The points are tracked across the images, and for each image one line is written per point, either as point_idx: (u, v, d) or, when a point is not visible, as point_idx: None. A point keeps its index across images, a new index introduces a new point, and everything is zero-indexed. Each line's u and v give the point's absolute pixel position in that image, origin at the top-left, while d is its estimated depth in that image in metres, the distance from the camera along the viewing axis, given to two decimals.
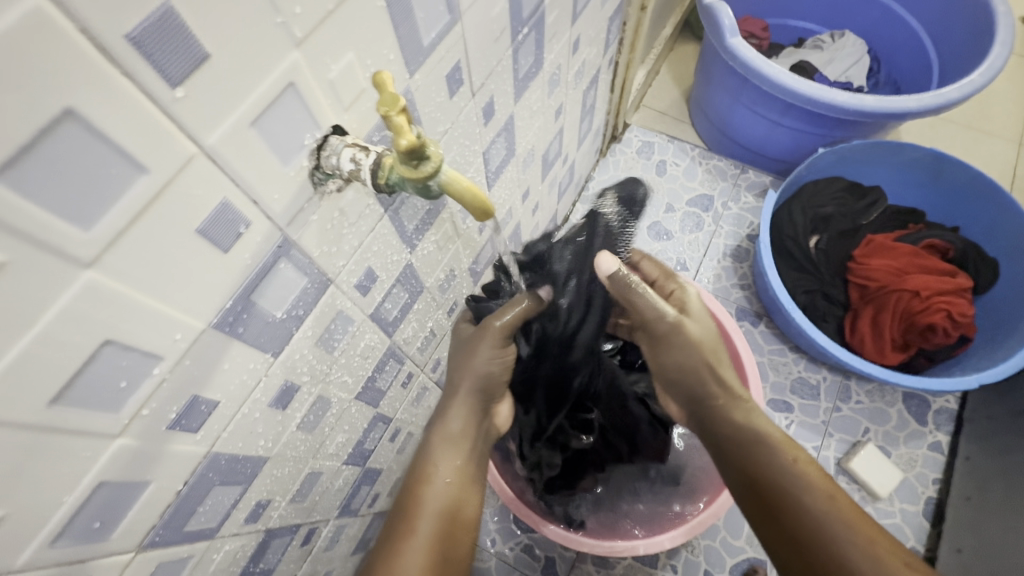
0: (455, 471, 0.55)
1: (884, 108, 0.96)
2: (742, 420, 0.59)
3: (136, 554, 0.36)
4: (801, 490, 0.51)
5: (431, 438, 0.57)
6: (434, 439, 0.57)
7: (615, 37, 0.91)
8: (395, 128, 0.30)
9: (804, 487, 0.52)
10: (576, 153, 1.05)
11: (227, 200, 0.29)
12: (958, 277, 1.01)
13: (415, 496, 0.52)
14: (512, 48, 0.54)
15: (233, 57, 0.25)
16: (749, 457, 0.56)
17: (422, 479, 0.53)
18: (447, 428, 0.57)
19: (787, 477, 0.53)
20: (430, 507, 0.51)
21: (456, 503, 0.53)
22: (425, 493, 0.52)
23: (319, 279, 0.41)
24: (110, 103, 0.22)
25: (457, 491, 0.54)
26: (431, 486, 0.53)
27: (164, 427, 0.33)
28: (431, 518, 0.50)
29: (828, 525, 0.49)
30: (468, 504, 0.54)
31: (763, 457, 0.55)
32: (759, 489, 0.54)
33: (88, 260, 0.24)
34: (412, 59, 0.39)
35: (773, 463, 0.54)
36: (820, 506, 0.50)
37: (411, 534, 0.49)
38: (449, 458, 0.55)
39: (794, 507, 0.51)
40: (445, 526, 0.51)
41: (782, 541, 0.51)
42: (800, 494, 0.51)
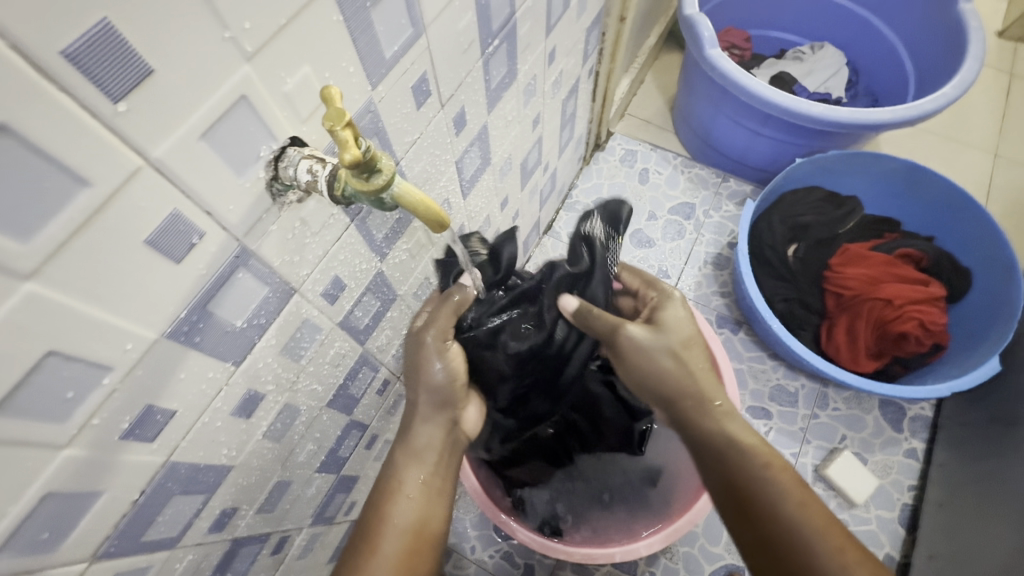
0: (423, 484, 0.56)
1: (859, 119, 0.98)
2: (714, 426, 0.58)
3: (90, 564, 0.36)
4: (770, 493, 0.51)
5: (399, 448, 0.58)
6: (400, 451, 0.57)
7: (594, 48, 0.93)
8: (340, 142, 0.30)
9: (774, 490, 0.51)
10: (558, 161, 1.06)
11: (178, 211, 0.29)
12: (931, 286, 1.02)
13: (380, 514, 0.53)
14: (482, 59, 0.55)
15: (179, 71, 0.26)
16: (723, 463, 0.56)
17: (389, 494, 0.55)
18: (415, 438, 0.58)
19: (758, 481, 0.52)
20: (396, 524, 0.52)
21: (425, 514, 0.54)
22: (392, 509, 0.53)
23: (282, 288, 0.41)
24: (46, 117, 0.22)
25: (425, 504, 0.55)
26: (396, 502, 0.54)
27: (116, 437, 0.33)
28: (396, 535, 0.52)
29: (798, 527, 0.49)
30: (437, 510, 0.55)
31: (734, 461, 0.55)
32: (736, 494, 0.53)
33: (28, 272, 0.24)
34: (374, 71, 0.39)
35: (743, 467, 0.54)
36: (789, 510, 0.50)
37: (376, 550, 0.50)
38: (416, 470, 0.56)
39: (764, 510, 0.51)
40: (416, 540, 0.52)
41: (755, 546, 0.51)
42: (770, 497, 0.51)
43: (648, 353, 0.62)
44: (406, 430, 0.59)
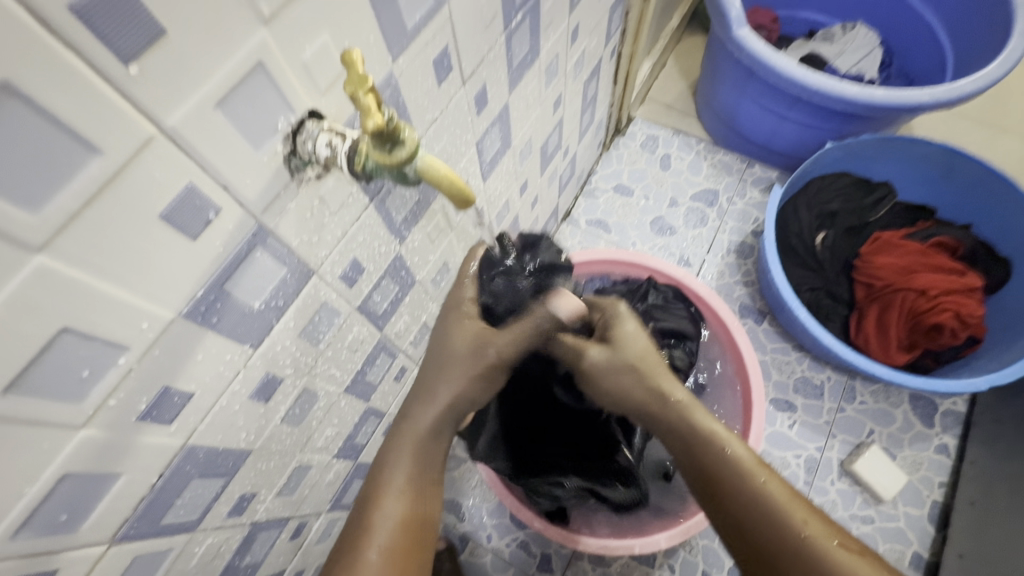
0: (416, 474, 0.50)
1: (894, 101, 0.93)
2: (676, 418, 0.55)
3: (109, 547, 0.36)
4: (741, 479, 0.50)
5: (394, 436, 0.52)
6: (397, 438, 0.51)
7: (617, 27, 0.89)
8: (363, 108, 0.29)
9: (746, 475, 0.50)
10: (578, 146, 1.03)
11: (193, 185, 0.28)
12: (967, 275, 0.98)
13: (367, 511, 0.47)
14: (505, 34, 0.52)
15: (190, 33, 0.24)
16: (691, 455, 0.53)
17: (379, 488, 0.48)
18: (416, 423, 0.52)
19: (724, 469, 0.51)
20: (388, 514, 0.47)
21: (420, 509, 0.48)
22: (384, 502, 0.47)
23: (300, 269, 0.39)
24: (53, 77, 0.20)
25: (420, 499, 0.49)
26: (386, 500, 0.48)
27: (134, 419, 0.32)
28: (390, 529, 0.46)
29: (773, 509, 0.48)
30: (432, 506, 0.50)
31: (705, 451, 0.52)
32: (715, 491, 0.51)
33: (39, 244, 0.23)
34: (394, 42, 0.37)
35: (709, 456, 0.52)
36: (764, 492, 0.49)
37: (368, 543, 0.45)
38: (410, 461, 0.50)
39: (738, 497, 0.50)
40: (406, 535, 0.46)
41: (733, 536, 0.50)
42: (742, 482, 0.50)
43: (614, 371, 0.57)
44: (406, 414, 0.53)
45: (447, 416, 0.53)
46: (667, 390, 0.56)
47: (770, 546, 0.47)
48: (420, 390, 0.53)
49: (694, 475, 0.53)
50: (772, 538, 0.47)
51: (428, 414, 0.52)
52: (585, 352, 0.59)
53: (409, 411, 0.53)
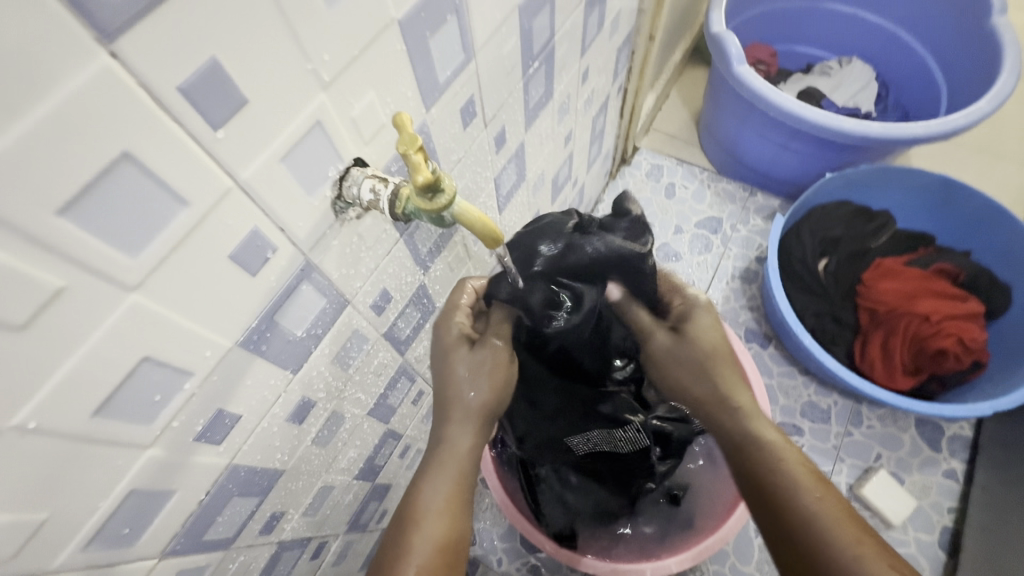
0: (452, 496, 0.52)
1: (890, 133, 0.97)
2: (733, 423, 0.59)
3: (158, 561, 0.38)
4: (791, 485, 0.53)
5: (430, 460, 0.53)
6: (433, 462, 0.53)
7: (624, 66, 0.95)
8: (412, 165, 0.33)
9: (796, 486, 0.53)
10: (586, 176, 1.07)
11: (257, 228, 0.32)
12: (970, 302, 1.00)
13: (406, 532, 0.50)
14: (523, 81, 0.57)
15: (264, 99, 0.28)
16: (742, 460, 0.57)
17: (417, 512, 0.51)
18: (451, 446, 0.54)
19: (775, 476, 0.54)
20: (426, 535, 0.50)
21: (454, 530, 0.51)
22: (422, 524, 0.50)
23: (337, 300, 0.43)
24: (160, 144, 0.24)
25: (455, 521, 0.51)
26: (425, 521, 0.50)
27: (191, 439, 0.35)
28: (428, 551, 0.49)
29: (817, 520, 0.50)
30: (463, 525, 0.52)
31: (760, 457, 0.56)
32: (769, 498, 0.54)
33: (133, 284, 0.26)
34: (428, 95, 0.41)
35: (764, 462, 0.55)
36: (813, 505, 0.51)
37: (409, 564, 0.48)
38: (446, 484, 0.52)
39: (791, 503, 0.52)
40: (443, 555, 0.49)
41: (777, 542, 0.52)
42: (790, 491, 0.53)
43: (676, 360, 0.63)
44: (440, 438, 0.54)
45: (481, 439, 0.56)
46: (731, 394, 0.60)
47: (814, 553, 0.49)
48: (444, 410, 0.55)
49: (745, 478, 0.57)
50: (815, 548, 0.49)
51: (459, 438, 0.54)
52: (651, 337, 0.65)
53: (443, 434, 0.54)
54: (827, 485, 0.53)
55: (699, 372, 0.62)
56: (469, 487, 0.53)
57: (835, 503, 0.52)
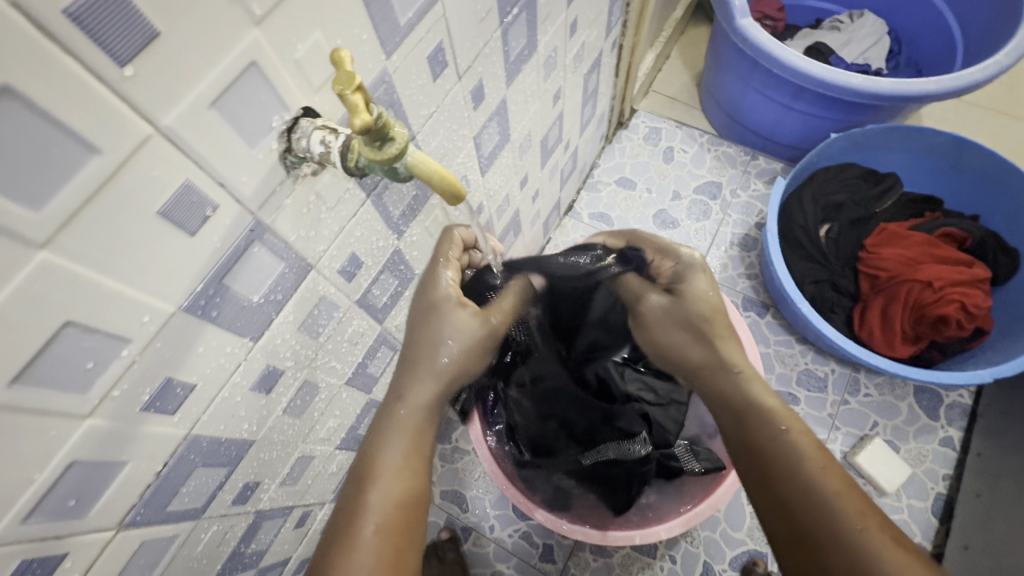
0: (411, 452, 0.50)
1: (900, 90, 0.92)
2: (738, 386, 0.58)
3: (117, 533, 0.37)
4: (788, 453, 0.50)
5: (387, 417, 0.52)
6: (392, 419, 0.51)
7: (618, 19, 0.89)
8: (350, 107, 0.30)
9: (792, 452, 0.50)
10: (579, 139, 1.03)
11: (190, 181, 0.29)
12: (975, 267, 0.97)
13: (362, 492, 0.47)
14: (501, 29, 0.53)
15: (185, 33, 0.25)
16: (748, 427, 0.55)
17: (373, 471, 0.48)
18: (410, 405, 0.52)
19: (781, 444, 0.51)
20: (383, 493, 0.47)
21: (411, 487, 0.49)
22: (381, 480, 0.48)
23: (298, 264, 0.40)
24: (52, 82, 0.22)
25: (416, 479, 0.49)
26: (382, 480, 0.48)
27: (138, 409, 0.33)
28: (386, 507, 0.47)
29: (815, 490, 0.47)
30: (424, 484, 0.50)
31: (754, 423, 0.54)
32: (759, 465, 0.52)
33: (41, 240, 0.24)
34: (388, 39, 0.38)
35: (765, 433, 0.53)
36: (809, 473, 0.48)
37: (367, 522, 0.46)
38: (405, 441, 0.50)
39: (780, 469, 0.50)
40: (404, 513, 0.47)
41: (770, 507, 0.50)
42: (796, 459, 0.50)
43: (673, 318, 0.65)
44: (399, 394, 0.53)
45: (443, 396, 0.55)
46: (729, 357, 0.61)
47: (806, 520, 0.47)
48: (410, 366, 0.53)
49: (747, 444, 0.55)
50: (823, 523, 0.46)
51: (419, 395, 0.52)
52: (644, 297, 0.68)
53: (402, 392, 0.52)
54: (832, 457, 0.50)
55: (697, 335, 0.63)
56: (430, 446, 0.52)
57: (839, 476, 0.48)
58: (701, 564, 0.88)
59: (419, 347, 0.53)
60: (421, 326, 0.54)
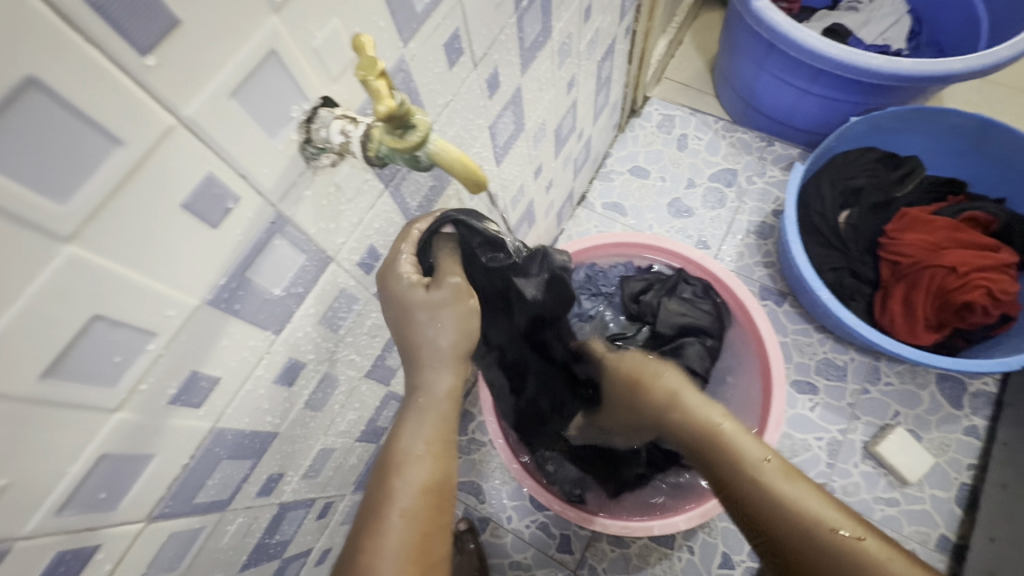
0: (434, 439, 0.46)
1: (924, 70, 0.89)
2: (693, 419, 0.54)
3: (146, 524, 0.37)
4: (756, 487, 0.47)
5: (408, 402, 0.47)
6: (411, 405, 0.47)
7: (631, 4, 0.87)
8: (374, 93, 0.29)
9: (759, 484, 0.47)
10: (592, 128, 1.01)
11: (212, 174, 0.29)
12: (1002, 252, 0.94)
13: (386, 480, 0.44)
14: (516, 15, 0.52)
15: (205, 23, 0.24)
16: (712, 463, 0.51)
17: (396, 460, 0.45)
18: (429, 392, 0.47)
19: (747, 476, 0.48)
20: (408, 481, 0.44)
21: (440, 473, 0.45)
22: (404, 470, 0.44)
23: (318, 257, 0.40)
24: (76, 72, 0.21)
25: (443, 463, 0.46)
26: (406, 467, 0.44)
27: (164, 402, 0.33)
28: (411, 494, 0.44)
29: (795, 515, 0.45)
30: (452, 468, 0.47)
31: (716, 457, 0.51)
32: (737, 504, 0.49)
33: (68, 234, 0.24)
34: (405, 26, 0.37)
35: (729, 470, 0.50)
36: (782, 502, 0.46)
37: (392, 508, 0.43)
38: (427, 428, 0.46)
39: (756, 504, 0.47)
40: (430, 499, 0.44)
41: (760, 547, 0.48)
42: (754, 481, 0.48)
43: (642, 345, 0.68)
44: (416, 382, 0.47)
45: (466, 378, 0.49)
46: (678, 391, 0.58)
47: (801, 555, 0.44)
48: (415, 357, 0.47)
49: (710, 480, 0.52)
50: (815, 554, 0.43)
51: (439, 382, 0.47)
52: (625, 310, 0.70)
53: (419, 381, 0.47)
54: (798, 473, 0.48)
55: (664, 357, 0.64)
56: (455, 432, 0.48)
57: (810, 492, 0.46)
58: (719, 554, 0.88)
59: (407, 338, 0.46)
60: (401, 314, 0.46)
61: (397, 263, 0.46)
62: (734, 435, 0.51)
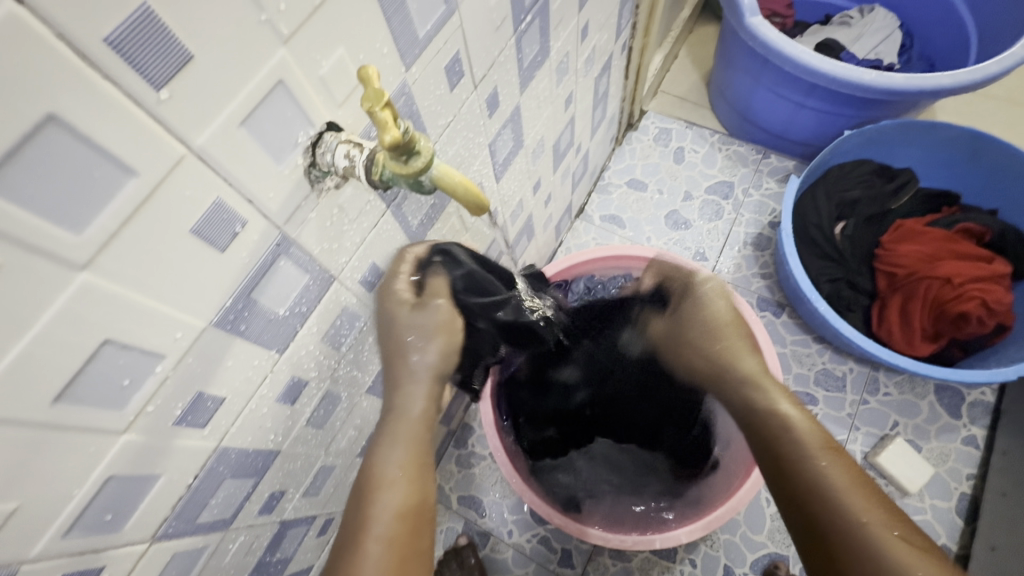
0: (410, 460, 0.46)
1: (916, 85, 0.91)
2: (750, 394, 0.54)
3: (150, 545, 0.37)
4: (806, 464, 0.47)
5: (383, 427, 0.48)
6: (387, 427, 0.47)
7: (627, 22, 0.89)
8: (379, 123, 0.30)
9: (812, 466, 0.47)
10: (590, 142, 1.03)
11: (220, 200, 0.29)
12: (996, 263, 0.95)
13: (365, 504, 0.44)
14: (515, 37, 0.53)
15: (216, 57, 0.25)
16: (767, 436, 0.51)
17: (371, 486, 0.44)
18: (404, 412, 0.48)
19: (798, 459, 0.48)
20: (386, 503, 0.43)
21: (417, 495, 0.45)
22: (381, 491, 0.44)
23: (321, 276, 0.41)
24: (94, 107, 0.22)
25: (422, 485, 0.46)
26: (381, 491, 0.44)
27: (170, 423, 0.34)
28: (388, 519, 0.43)
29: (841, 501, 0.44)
30: (431, 490, 0.46)
31: (769, 430, 0.51)
32: (783, 481, 0.48)
33: (82, 262, 0.24)
34: (407, 52, 0.38)
35: (783, 445, 0.49)
36: (830, 486, 0.45)
37: (369, 534, 0.42)
38: (403, 449, 0.46)
39: (802, 484, 0.47)
40: (409, 522, 0.43)
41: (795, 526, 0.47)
42: (810, 460, 0.47)
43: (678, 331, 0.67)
44: (390, 406, 0.49)
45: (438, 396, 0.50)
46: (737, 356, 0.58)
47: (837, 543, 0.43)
48: (395, 380, 0.49)
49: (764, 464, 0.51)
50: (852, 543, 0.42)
51: (411, 402, 0.48)
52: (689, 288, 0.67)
53: (393, 403, 0.48)
54: (842, 456, 0.47)
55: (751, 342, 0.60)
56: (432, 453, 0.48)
57: (852, 477, 0.45)
58: (721, 567, 0.88)
59: (397, 362, 0.48)
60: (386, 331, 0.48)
61: (393, 282, 0.47)
62: (797, 415, 0.50)
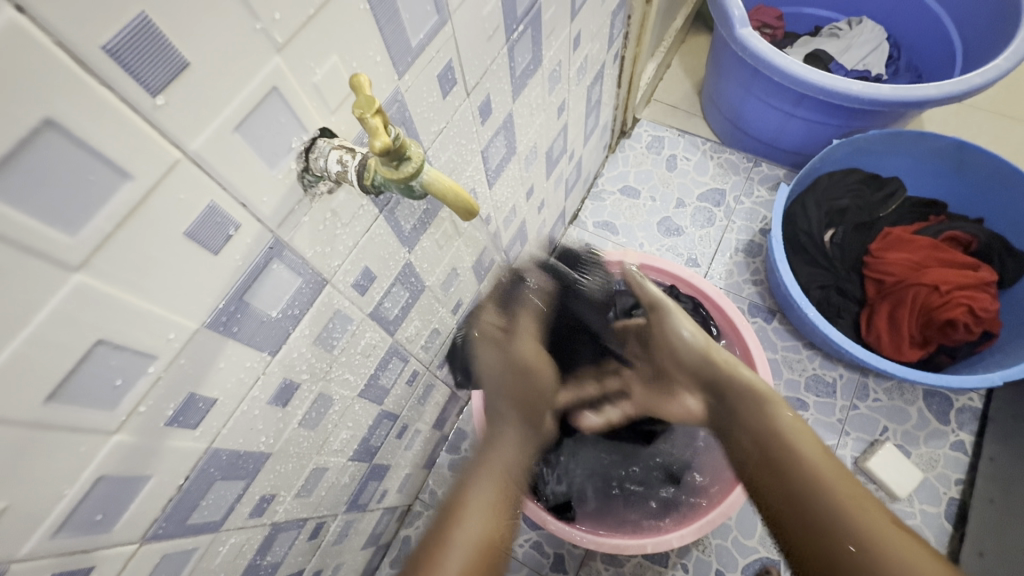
0: (494, 499, 0.57)
1: (902, 96, 0.93)
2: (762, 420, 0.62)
3: (140, 546, 0.38)
4: (812, 478, 0.54)
5: (478, 467, 0.60)
6: (479, 471, 0.60)
7: (619, 32, 0.91)
8: (370, 129, 0.31)
9: (822, 479, 0.54)
10: (583, 149, 1.04)
11: (214, 203, 0.30)
12: (982, 270, 0.97)
13: (450, 525, 0.54)
14: (507, 46, 0.54)
15: (211, 64, 0.26)
16: (781, 457, 0.58)
17: (459, 509, 0.55)
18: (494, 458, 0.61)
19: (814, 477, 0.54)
20: (469, 527, 0.54)
21: (491, 529, 0.54)
22: (465, 518, 0.54)
23: (314, 279, 0.41)
24: (90, 112, 0.23)
25: (498, 521, 0.55)
26: (467, 517, 0.54)
27: (161, 424, 0.34)
28: (469, 542, 0.52)
29: (843, 506, 0.51)
30: (503, 529, 0.56)
31: (786, 454, 0.57)
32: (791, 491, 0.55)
33: (76, 263, 0.25)
34: (400, 60, 0.39)
35: (789, 460, 0.57)
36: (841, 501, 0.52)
37: (450, 546, 0.52)
38: (490, 486, 0.58)
39: (812, 497, 0.53)
40: (483, 553, 0.52)
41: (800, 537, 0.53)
42: (819, 479, 0.54)
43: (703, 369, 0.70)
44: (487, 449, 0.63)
45: (518, 457, 0.64)
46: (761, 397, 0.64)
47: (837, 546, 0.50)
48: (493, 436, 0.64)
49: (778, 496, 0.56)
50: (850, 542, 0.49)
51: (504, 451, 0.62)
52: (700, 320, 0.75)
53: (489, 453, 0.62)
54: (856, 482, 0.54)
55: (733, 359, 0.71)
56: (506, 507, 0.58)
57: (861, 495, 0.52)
58: (713, 572, 0.88)
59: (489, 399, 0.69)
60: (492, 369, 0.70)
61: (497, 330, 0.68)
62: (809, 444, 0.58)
